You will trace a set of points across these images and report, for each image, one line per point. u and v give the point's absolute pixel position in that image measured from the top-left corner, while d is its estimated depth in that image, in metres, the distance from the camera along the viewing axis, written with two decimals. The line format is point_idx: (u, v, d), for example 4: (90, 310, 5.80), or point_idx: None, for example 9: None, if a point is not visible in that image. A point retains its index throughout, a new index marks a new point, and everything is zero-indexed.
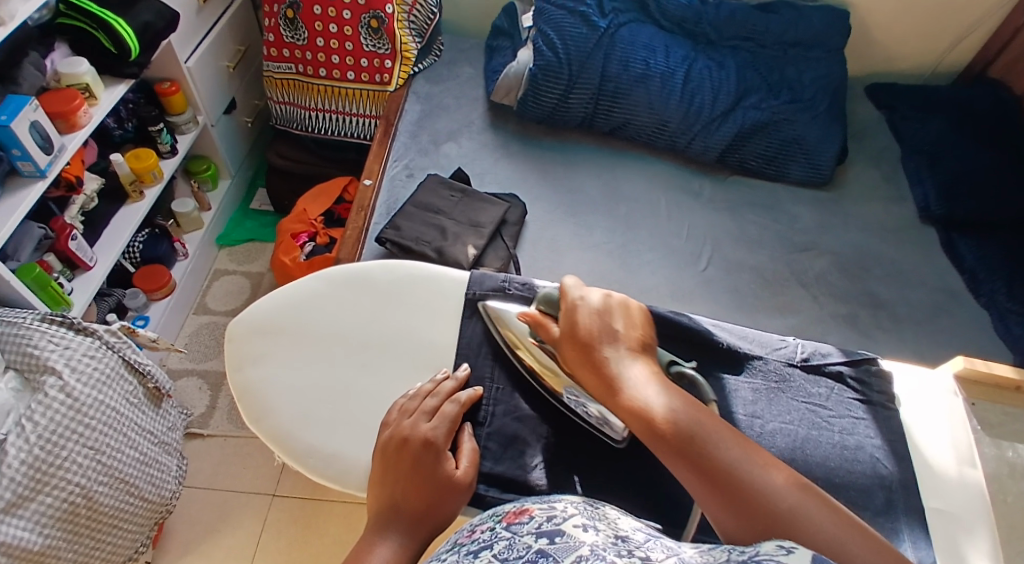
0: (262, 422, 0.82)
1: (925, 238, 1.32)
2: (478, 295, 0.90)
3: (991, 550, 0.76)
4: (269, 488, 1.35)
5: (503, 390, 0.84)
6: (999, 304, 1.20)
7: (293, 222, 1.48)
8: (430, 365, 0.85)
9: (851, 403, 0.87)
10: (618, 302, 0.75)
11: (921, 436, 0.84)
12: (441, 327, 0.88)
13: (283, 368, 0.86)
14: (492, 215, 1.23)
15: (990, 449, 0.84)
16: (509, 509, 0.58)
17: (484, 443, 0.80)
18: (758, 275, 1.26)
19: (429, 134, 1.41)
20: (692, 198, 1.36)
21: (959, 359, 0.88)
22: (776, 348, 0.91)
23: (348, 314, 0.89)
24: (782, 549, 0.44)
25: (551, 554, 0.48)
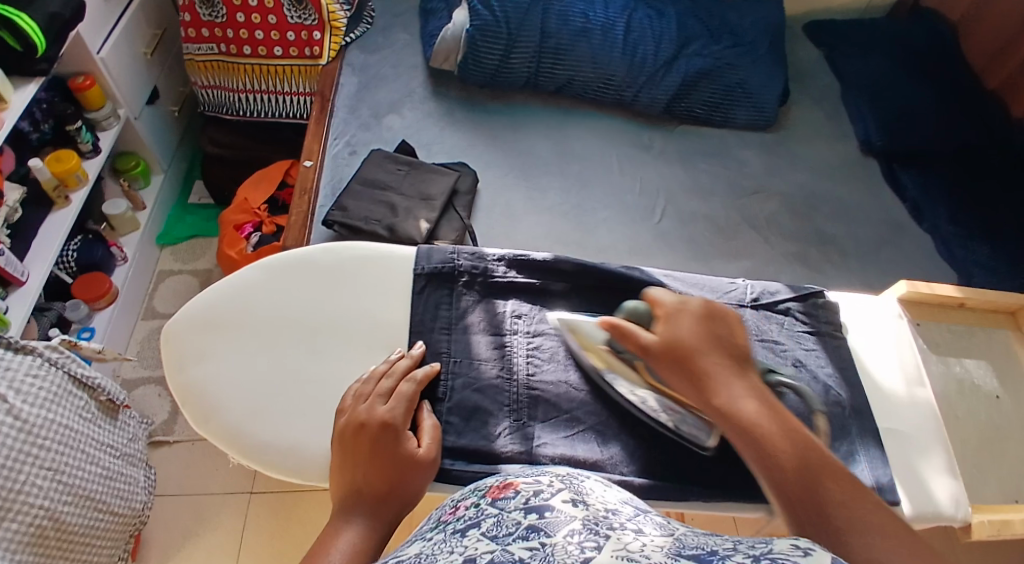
0: (209, 423, 0.74)
1: (869, 171, 1.34)
2: (427, 270, 0.82)
3: (945, 464, 0.78)
4: (244, 486, 1.32)
5: (462, 361, 0.78)
6: (942, 230, 1.24)
7: (236, 212, 1.41)
8: (382, 345, 0.78)
9: (802, 335, 0.85)
10: (717, 310, 0.71)
11: (871, 360, 0.85)
12: (392, 306, 0.80)
13: (227, 364, 0.77)
14: (442, 187, 1.21)
15: (938, 364, 0.88)
16: (492, 484, 0.58)
17: (446, 418, 0.74)
18: (712, 223, 1.27)
19: (368, 107, 1.35)
20: (643, 151, 1.36)
21: (903, 284, 0.89)
22: (727, 292, 0.87)
23: (290, 300, 0.80)
24: (798, 551, 0.43)
25: (542, 528, 0.46)
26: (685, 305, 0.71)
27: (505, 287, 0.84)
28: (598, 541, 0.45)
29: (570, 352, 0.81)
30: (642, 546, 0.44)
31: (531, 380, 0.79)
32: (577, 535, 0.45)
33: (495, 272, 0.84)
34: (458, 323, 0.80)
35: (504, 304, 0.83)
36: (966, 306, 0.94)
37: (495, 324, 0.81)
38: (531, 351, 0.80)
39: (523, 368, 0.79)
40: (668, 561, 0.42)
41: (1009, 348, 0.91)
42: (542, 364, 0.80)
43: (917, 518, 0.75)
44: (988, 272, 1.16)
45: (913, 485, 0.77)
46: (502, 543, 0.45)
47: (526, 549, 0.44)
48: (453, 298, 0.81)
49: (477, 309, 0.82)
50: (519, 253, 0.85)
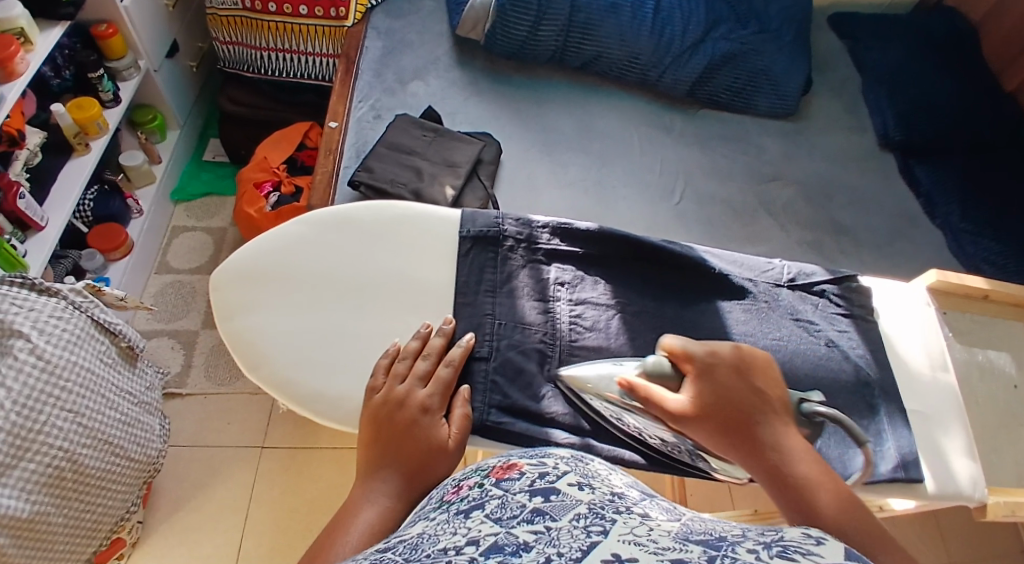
0: (261, 369, 0.75)
1: (885, 164, 1.37)
2: (472, 234, 0.83)
3: (965, 444, 0.82)
4: (256, 442, 1.34)
5: (506, 323, 0.79)
6: (953, 226, 1.27)
7: (254, 170, 1.41)
8: (426, 302, 0.80)
9: (837, 318, 0.87)
10: (750, 356, 0.71)
11: (900, 340, 0.88)
12: (436, 265, 0.82)
13: (275, 314, 0.78)
14: (467, 155, 1.21)
15: (961, 351, 0.90)
16: (495, 463, 0.54)
17: (491, 377, 0.76)
18: (728, 208, 1.29)
19: (394, 72, 1.35)
20: (665, 133, 1.37)
21: (934, 274, 0.91)
22: (763, 271, 0.90)
23: (337, 256, 0.81)
24: (811, 539, 0.40)
25: (548, 512, 0.43)
26: (717, 359, 0.69)
27: (550, 254, 0.85)
28: (605, 525, 0.41)
29: (612, 319, 0.82)
30: (648, 531, 0.41)
31: (572, 344, 0.80)
32: (584, 519, 0.42)
33: (540, 240, 0.85)
34: (503, 287, 0.82)
35: (549, 270, 0.85)
36: (990, 297, 0.95)
37: (540, 290, 0.83)
38: (573, 317, 0.82)
39: (566, 333, 0.81)
40: (676, 546, 0.39)
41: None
42: (584, 331, 0.81)
43: (938, 495, 0.78)
44: (995, 268, 1.19)
45: (937, 463, 0.80)
46: (506, 526, 0.41)
47: (532, 532, 0.40)
48: (498, 262, 0.83)
49: (523, 272, 0.83)
50: (563, 222, 0.87)
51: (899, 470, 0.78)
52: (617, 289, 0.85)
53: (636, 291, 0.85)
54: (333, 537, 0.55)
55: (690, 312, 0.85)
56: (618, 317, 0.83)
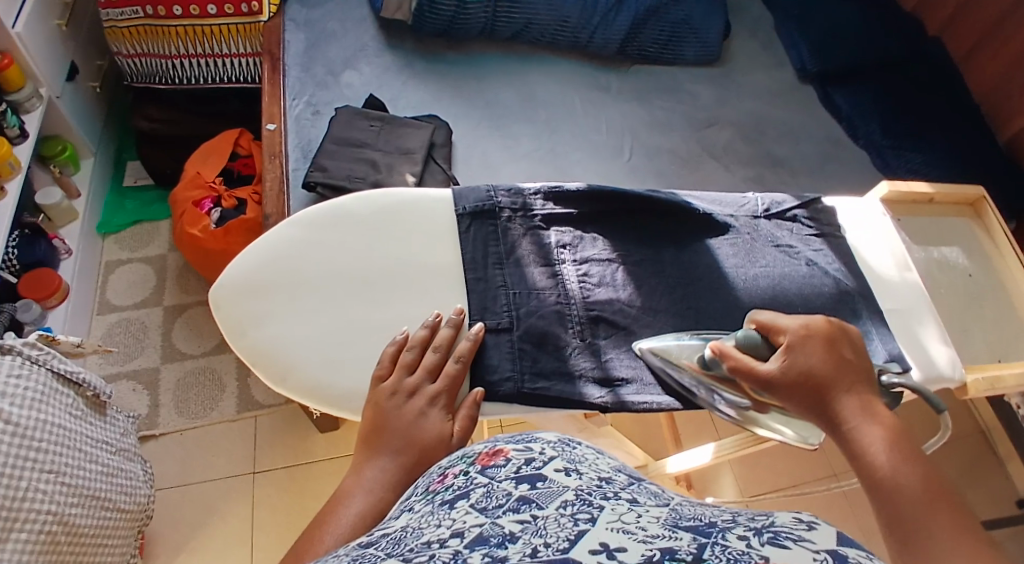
0: (289, 381, 0.75)
1: (806, 95, 1.47)
2: (469, 210, 0.84)
3: (938, 331, 0.89)
4: (246, 469, 1.28)
5: (522, 291, 0.81)
6: (876, 143, 1.37)
7: (189, 188, 1.33)
8: (438, 286, 0.80)
9: (811, 238, 0.94)
10: (839, 329, 0.69)
11: (867, 251, 0.95)
12: (441, 249, 0.82)
13: (289, 322, 0.77)
14: (420, 139, 1.16)
15: (920, 252, 0.99)
16: (480, 450, 0.51)
17: (519, 346, 0.77)
18: (675, 156, 1.35)
19: (322, 65, 1.27)
20: (604, 93, 1.42)
21: (885, 185, 0.99)
22: (740, 205, 0.94)
23: (339, 254, 0.80)
24: (801, 524, 0.40)
25: (534, 500, 0.42)
26: (809, 330, 0.67)
27: (547, 218, 0.87)
28: (592, 512, 0.41)
29: (617, 272, 0.85)
30: (637, 517, 0.41)
31: (586, 302, 0.82)
32: (572, 506, 0.41)
33: (534, 206, 0.87)
34: (509, 257, 0.83)
35: (549, 234, 0.86)
36: (934, 201, 1.04)
37: (545, 254, 0.84)
38: (581, 276, 0.84)
39: (578, 291, 0.82)
40: (665, 532, 0.39)
41: (974, 232, 1.02)
42: (594, 287, 0.83)
43: (925, 381, 0.85)
44: (919, 176, 1.31)
45: (916, 352, 0.87)
46: (491, 515, 0.41)
47: (517, 522, 0.40)
48: (500, 233, 0.84)
49: (525, 240, 0.85)
50: (553, 185, 0.88)
51: (891, 363, 0.85)
52: (614, 243, 0.88)
53: (632, 243, 0.88)
54: (321, 527, 0.54)
55: (686, 254, 0.89)
56: (621, 269, 0.86)
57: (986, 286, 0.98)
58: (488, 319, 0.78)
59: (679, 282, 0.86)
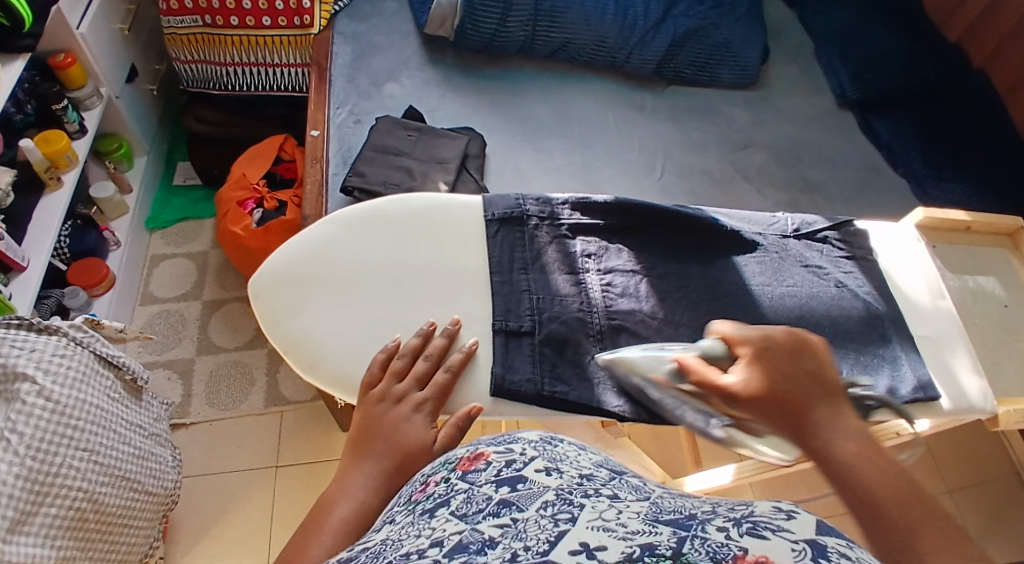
0: (318, 368, 0.78)
1: (844, 122, 1.47)
2: (498, 216, 0.88)
3: (970, 361, 0.88)
4: (271, 461, 1.32)
5: (545, 297, 0.84)
6: (916, 172, 1.36)
7: (233, 189, 1.39)
8: (465, 289, 0.82)
9: (840, 260, 0.94)
10: (800, 342, 0.66)
11: (900, 277, 0.94)
12: (470, 252, 0.85)
13: (322, 313, 0.80)
14: (454, 150, 1.19)
15: (954, 279, 0.96)
16: (462, 454, 0.54)
17: (539, 350, 0.80)
18: (707, 176, 1.36)
19: (366, 75, 1.32)
20: (638, 113, 1.44)
21: (921, 212, 0.98)
22: (769, 225, 0.96)
23: (372, 252, 0.83)
24: (782, 512, 0.41)
25: (515, 502, 0.44)
26: (768, 343, 0.66)
27: (573, 227, 0.90)
28: (573, 512, 0.43)
29: (641, 284, 0.87)
30: (618, 514, 0.43)
31: (609, 311, 0.85)
32: (551, 506, 0.43)
33: (563, 215, 0.90)
34: (535, 264, 0.86)
35: (576, 244, 0.89)
36: (971, 229, 1.02)
37: (570, 263, 0.87)
38: (605, 286, 0.86)
39: (601, 301, 0.85)
40: (646, 528, 0.41)
41: (1010, 261, 1.00)
42: (617, 296, 0.86)
43: (953, 411, 0.85)
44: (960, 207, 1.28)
45: (947, 381, 0.86)
46: (471, 522, 0.43)
47: (497, 526, 0.42)
48: (527, 240, 0.87)
49: (552, 247, 0.88)
50: (580, 197, 0.92)
51: (919, 391, 0.84)
52: (641, 255, 0.90)
53: (657, 257, 0.90)
54: (309, 533, 0.54)
55: (711, 270, 0.90)
56: (645, 281, 0.88)
57: (1020, 317, 0.96)
58: (511, 322, 0.81)
59: (703, 296, 0.88)
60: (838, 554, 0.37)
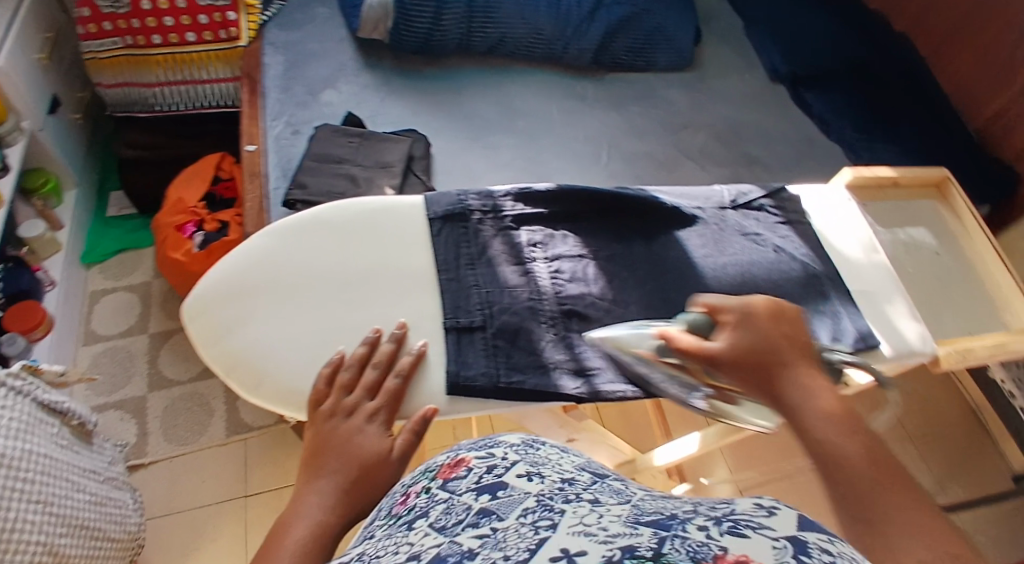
0: (263, 387, 0.75)
1: (778, 96, 1.51)
2: (440, 214, 0.86)
3: (908, 309, 0.91)
4: (239, 492, 1.27)
5: (494, 289, 0.82)
6: (849, 137, 1.40)
7: (171, 214, 1.34)
8: (414, 291, 0.81)
9: (776, 226, 0.95)
10: (785, 309, 0.68)
11: (835, 237, 0.96)
12: (414, 253, 0.83)
13: (263, 330, 0.77)
14: (397, 153, 1.17)
15: (886, 234, 1.00)
16: (441, 462, 0.57)
17: (492, 343, 0.79)
18: (653, 159, 1.38)
19: (301, 85, 1.28)
20: (581, 102, 1.44)
21: (848, 172, 1.01)
22: (707, 198, 0.96)
23: (315, 262, 0.81)
24: (763, 511, 0.42)
25: (494, 511, 0.47)
26: (751, 308, 0.67)
27: (517, 219, 0.89)
28: (554, 518, 0.44)
29: (589, 267, 0.87)
30: (599, 518, 0.44)
31: (559, 297, 0.84)
32: (531, 515, 0.45)
33: (506, 207, 0.89)
34: (481, 257, 0.84)
35: (520, 234, 0.88)
36: (898, 184, 1.06)
37: (516, 253, 0.86)
38: (553, 273, 0.85)
39: (550, 288, 0.84)
40: (626, 531, 0.42)
41: (937, 212, 1.05)
42: (566, 282, 0.85)
43: (896, 357, 0.86)
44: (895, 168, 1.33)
45: (889, 332, 0.88)
46: (450, 534, 0.45)
47: (476, 537, 0.44)
48: (471, 235, 0.85)
49: (497, 239, 0.86)
50: (522, 187, 0.91)
51: (861, 341, 0.85)
52: (586, 239, 0.89)
53: (602, 241, 0.90)
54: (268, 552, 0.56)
55: (655, 247, 0.90)
56: (593, 264, 0.87)
57: (949, 265, 1.00)
58: (461, 318, 0.79)
59: (649, 275, 0.87)
60: (818, 553, 0.38)
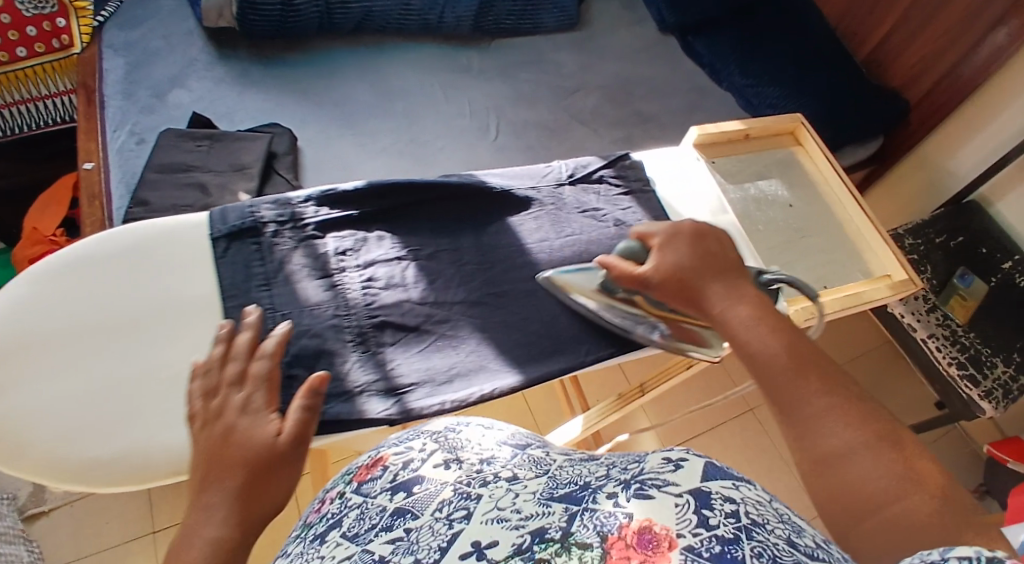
0: (23, 456, 0.67)
1: (668, 48, 1.48)
2: (226, 231, 0.78)
3: None
4: (146, 527, 1.22)
5: (291, 310, 0.75)
6: (736, 83, 1.40)
7: (26, 245, 1.23)
8: (199, 325, 0.73)
9: (618, 198, 0.91)
10: (707, 230, 0.66)
11: (678, 202, 0.91)
12: (196, 281, 0.75)
13: (21, 392, 0.69)
14: (255, 153, 1.08)
15: (736, 191, 0.95)
16: (360, 465, 0.52)
17: (287, 373, 0.71)
18: (544, 128, 1.32)
19: (146, 88, 1.18)
20: (466, 74, 1.36)
21: (693, 130, 0.95)
22: (544, 175, 0.92)
23: (73, 307, 0.73)
24: (668, 464, 0.39)
25: (410, 510, 0.44)
26: (677, 230, 0.67)
27: (321, 226, 0.81)
28: (469, 507, 0.42)
29: (406, 269, 0.80)
30: (513, 499, 0.42)
31: (369, 309, 0.77)
32: (446, 507, 0.43)
33: (305, 214, 0.80)
34: (278, 275, 0.77)
35: (326, 243, 0.80)
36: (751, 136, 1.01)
37: (320, 265, 0.78)
38: (366, 282, 0.78)
39: (360, 300, 0.77)
40: (538, 511, 0.40)
41: (795, 160, 1.00)
42: (380, 291, 0.78)
43: None
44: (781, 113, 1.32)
45: None
46: (362, 542, 0.42)
47: (388, 543, 0.41)
48: (264, 252, 0.77)
49: (297, 252, 0.78)
50: (327, 189, 0.82)
51: None
52: (403, 239, 0.83)
53: (425, 236, 0.84)
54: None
55: (486, 236, 0.85)
56: (411, 266, 0.81)
57: (807, 214, 0.95)
58: None
59: (479, 268, 0.83)
60: (719, 502, 0.35)
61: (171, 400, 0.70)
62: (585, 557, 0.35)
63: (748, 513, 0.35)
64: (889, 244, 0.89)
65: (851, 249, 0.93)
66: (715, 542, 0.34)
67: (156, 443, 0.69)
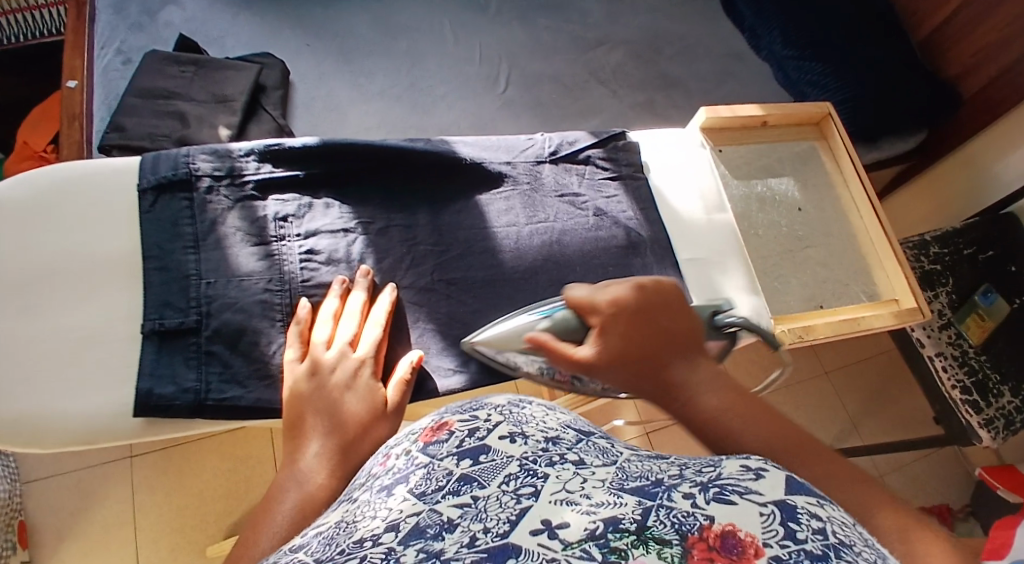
0: None
1: (707, 7, 1.36)
2: (155, 183, 0.72)
3: (744, 281, 0.82)
4: (122, 452, 1.23)
5: (217, 281, 0.70)
6: (777, 54, 1.27)
7: (16, 159, 1.19)
8: (118, 281, 0.70)
9: (603, 183, 0.85)
10: (654, 289, 0.59)
11: (670, 194, 0.87)
12: (118, 234, 0.71)
13: None
14: (239, 85, 1.02)
15: (739, 187, 0.89)
16: (427, 424, 0.47)
17: (206, 348, 0.68)
18: (559, 83, 1.23)
19: (137, 2, 1.11)
20: (480, 15, 1.26)
21: (704, 112, 0.87)
22: (523, 149, 0.85)
23: None
24: (748, 473, 0.38)
25: (476, 478, 0.39)
26: (621, 304, 0.57)
27: (262, 185, 0.75)
28: (536, 484, 0.38)
29: (352, 244, 0.76)
30: (582, 483, 0.38)
31: (304, 285, 0.73)
32: (514, 481, 0.38)
33: (245, 171, 0.74)
34: (208, 238, 0.72)
35: (266, 205, 0.75)
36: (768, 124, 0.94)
37: (257, 231, 0.73)
38: (305, 254, 0.74)
39: (296, 274, 0.73)
40: (610, 500, 0.36)
41: (808, 158, 0.93)
42: (320, 267, 0.74)
43: None
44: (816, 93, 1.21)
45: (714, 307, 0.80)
46: (430, 502, 0.38)
47: (456, 507, 0.37)
48: (194, 211, 0.72)
49: (232, 214, 0.73)
50: (272, 143, 0.76)
51: None
52: (354, 209, 0.77)
53: (380, 207, 0.78)
54: (260, 525, 0.49)
55: (445, 216, 0.80)
56: (358, 240, 0.76)
57: (815, 220, 0.90)
58: (166, 319, 0.68)
59: (433, 248, 0.78)
60: (806, 518, 0.35)
61: (78, 362, 0.66)
62: (664, 554, 0.33)
63: (834, 533, 0.35)
64: (896, 268, 0.85)
65: (858, 264, 0.88)
66: (803, 557, 0.33)
67: (59, 407, 0.65)
